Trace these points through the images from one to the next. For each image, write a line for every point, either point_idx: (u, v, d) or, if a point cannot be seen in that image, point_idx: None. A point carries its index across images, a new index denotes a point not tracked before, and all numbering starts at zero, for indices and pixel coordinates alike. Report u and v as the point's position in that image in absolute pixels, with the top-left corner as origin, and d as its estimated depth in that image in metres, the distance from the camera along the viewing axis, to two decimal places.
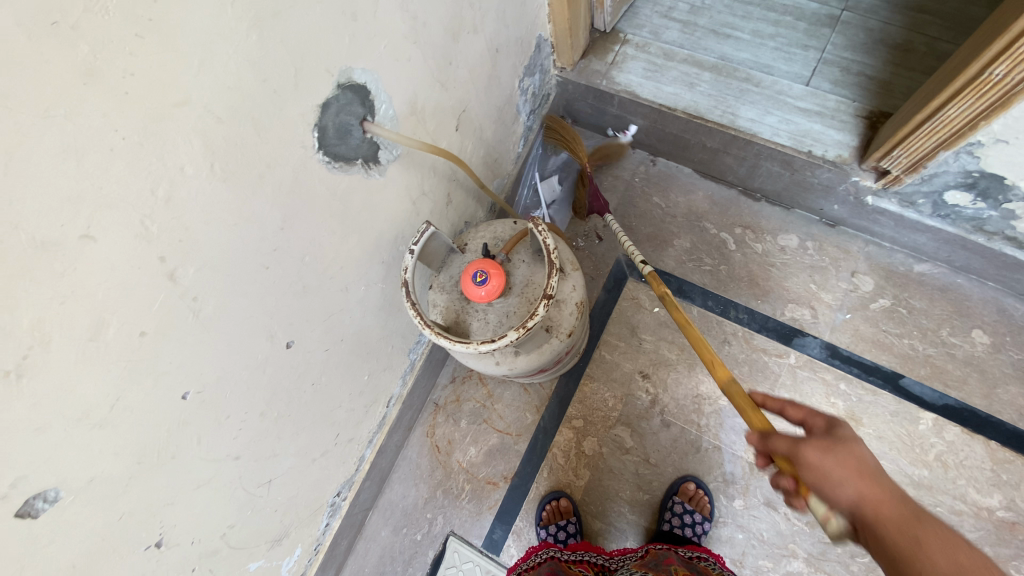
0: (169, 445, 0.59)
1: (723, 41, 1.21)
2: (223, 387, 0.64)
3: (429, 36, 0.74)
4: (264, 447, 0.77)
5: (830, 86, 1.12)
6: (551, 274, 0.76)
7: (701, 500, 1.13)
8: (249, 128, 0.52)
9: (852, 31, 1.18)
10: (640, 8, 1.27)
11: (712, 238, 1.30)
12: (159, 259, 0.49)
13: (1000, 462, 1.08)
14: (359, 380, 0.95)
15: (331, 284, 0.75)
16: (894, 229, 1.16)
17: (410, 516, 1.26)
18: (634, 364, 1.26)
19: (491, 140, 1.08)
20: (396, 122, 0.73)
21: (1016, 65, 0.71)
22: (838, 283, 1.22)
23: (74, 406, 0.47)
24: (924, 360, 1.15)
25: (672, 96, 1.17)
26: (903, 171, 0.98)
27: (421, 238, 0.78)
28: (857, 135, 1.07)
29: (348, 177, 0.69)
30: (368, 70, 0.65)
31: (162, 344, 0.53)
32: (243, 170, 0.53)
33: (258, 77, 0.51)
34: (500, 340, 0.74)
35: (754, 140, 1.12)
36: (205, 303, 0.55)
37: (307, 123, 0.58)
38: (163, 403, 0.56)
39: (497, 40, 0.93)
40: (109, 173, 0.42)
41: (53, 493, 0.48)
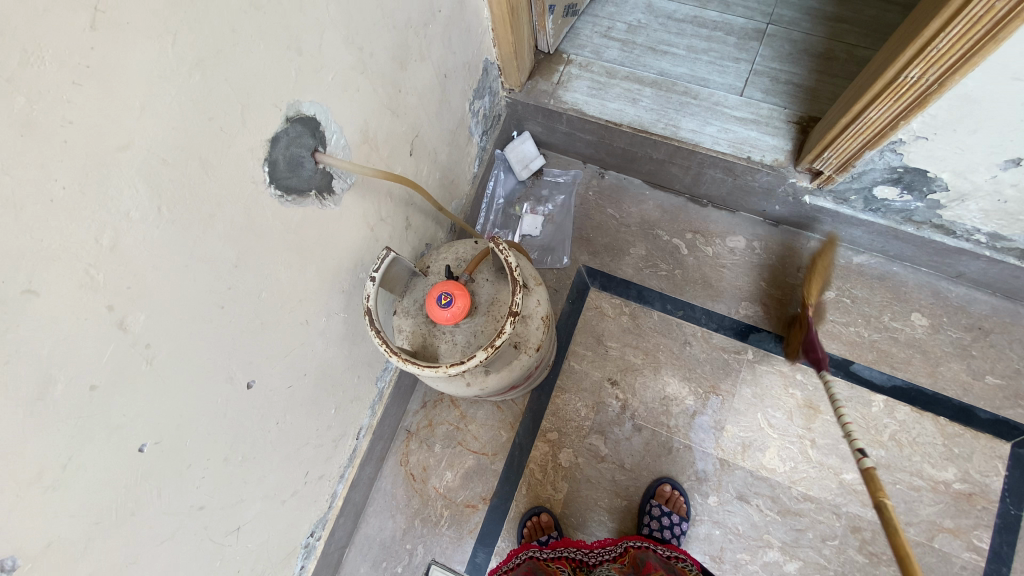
0: (130, 500, 0.56)
1: (661, 57, 1.27)
2: (184, 435, 0.61)
3: (376, 66, 0.75)
4: (231, 494, 0.74)
5: (762, 95, 1.20)
6: (516, 291, 0.77)
7: (677, 501, 1.16)
8: (197, 167, 0.51)
9: (777, 43, 1.27)
10: (581, 28, 1.32)
11: (666, 244, 1.35)
12: (107, 307, 0.47)
13: (949, 436, 1.15)
14: (326, 414, 0.93)
15: (290, 318, 0.73)
16: (831, 224, 1.24)
17: (389, 549, 1.23)
18: (603, 372, 1.28)
19: (446, 163, 1.09)
20: (348, 152, 0.73)
21: (929, 68, 0.76)
22: (786, 280, 1.29)
23: (24, 470, 0.44)
24: (870, 346, 1.23)
25: (617, 112, 1.22)
26: (835, 171, 1.05)
27: (382, 264, 0.78)
28: (790, 140, 1.14)
29: (303, 209, 0.68)
30: (317, 103, 0.65)
31: (115, 396, 0.51)
32: (192, 211, 0.52)
33: (204, 116, 0.50)
34: (469, 361, 0.75)
35: (696, 150, 1.17)
36: (159, 349, 0.53)
37: (256, 158, 0.58)
38: (118, 458, 0.53)
39: (444, 66, 0.95)
40: (49, 224, 0.40)
41: (10, 562, 0.45)
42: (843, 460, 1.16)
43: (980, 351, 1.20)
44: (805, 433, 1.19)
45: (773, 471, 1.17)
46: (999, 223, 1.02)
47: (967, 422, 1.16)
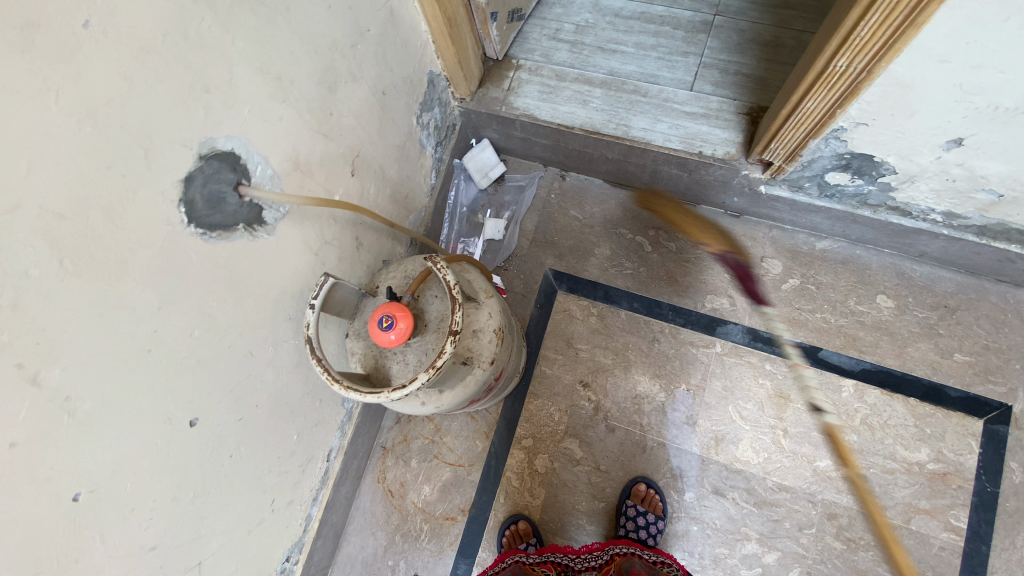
0: (70, 551, 0.56)
1: (610, 56, 1.26)
2: (122, 480, 0.61)
3: (300, 93, 0.74)
4: (188, 530, 0.74)
5: (712, 88, 1.19)
6: (456, 309, 0.77)
7: (653, 499, 1.16)
8: (100, 217, 0.51)
9: (725, 34, 1.26)
10: (529, 32, 1.32)
11: (629, 242, 1.34)
12: (16, 366, 0.47)
13: (921, 416, 1.15)
14: (288, 441, 0.93)
15: (232, 351, 0.73)
16: (791, 212, 1.23)
17: (371, 567, 1.23)
18: (574, 375, 1.28)
19: (396, 179, 1.09)
20: (277, 181, 0.73)
21: (855, 57, 0.77)
22: (750, 270, 1.28)
23: None
24: (837, 331, 1.23)
25: (568, 114, 1.21)
26: (784, 161, 1.05)
27: (321, 290, 0.78)
28: (741, 132, 1.14)
29: (230, 244, 0.68)
30: (234, 137, 0.65)
31: (37, 450, 0.51)
32: (101, 261, 0.52)
33: (104, 165, 0.50)
34: (412, 384, 0.74)
35: (649, 148, 1.17)
36: (81, 400, 0.53)
37: (170, 200, 0.57)
38: (50, 511, 0.53)
39: (382, 83, 0.95)
40: None
41: None
42: (815, 447, 1.16)
43: (947, 329, 1.19)
44: (778, 423, 1.19)
45: (748, 463, 1.17)
46: (951, 202, 1.01)
47: (938, 401, 1.16)
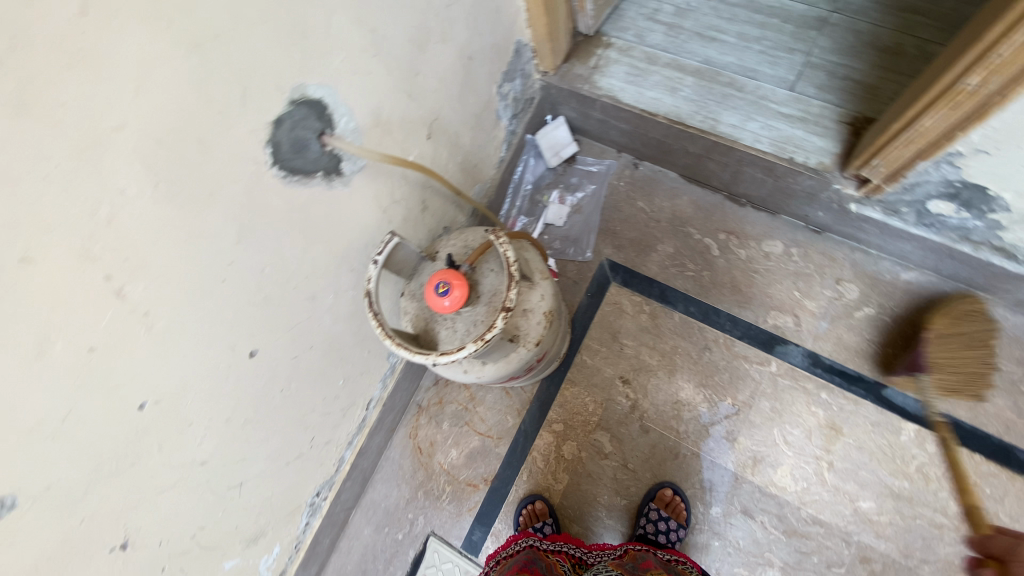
0: (129, 452, 0.61)
1: (708, 44, 1.19)
2: (185, 396, 0.65)
3: (391, 49, 0.74)
4: (234, 451, 0.79)
5: (815, 91, 1.11)
6: (512, 286, 0.77)
7: (677, 506, 1.14)
8: (195, 147, 0.53)
9: (840, 33, 1.17)
10: (625, 10, 1.26)
11: (696, 243, 1.28)
12: (105, 277, 0.50)
13: (983, 475, 1.06)
14: (333, 385, 0.98)
15: (296, 293, 0.77)
16: (880, 236, 1.14)
17: (392, 515, 1.28)
18: (615, 369, 1.26)
19: (468, 147, 1.08)
20: (359, 134, 0.74)
21: (990, 77, 0.69)
22: (822, 291, 1.20)
23: (23, 419, 0.49)
24: (908, 371, 1.14)
25: (654, 101, 1.16)
26: (884, 180, 0.97)
27: (384, 249, 0.80)
28: (840, 142, 1.05)
29: (308, 190, 0.70)
30: (325, 85, 0.66)
31: (113, 357, 0.54)
32: (191, 190, 0.54)
33: (203, 98, 0.52)
34: (460, 352, 0.76)
35: (735, 146, 1.10)
36: (158, 317, 0.57)
37: (259, 140, 0.59)
38: (119, 414, 0.58)
39: (469, 48, 0.93)
40: (44, 198, 0.43)
41: (10, 500, 0.51)
42: (860, 487, 1.10)
43: None
44: (824, 454, 1.13)
45: (784, 489, 1.13)
46: None
47: (1006, 463, 1.06)
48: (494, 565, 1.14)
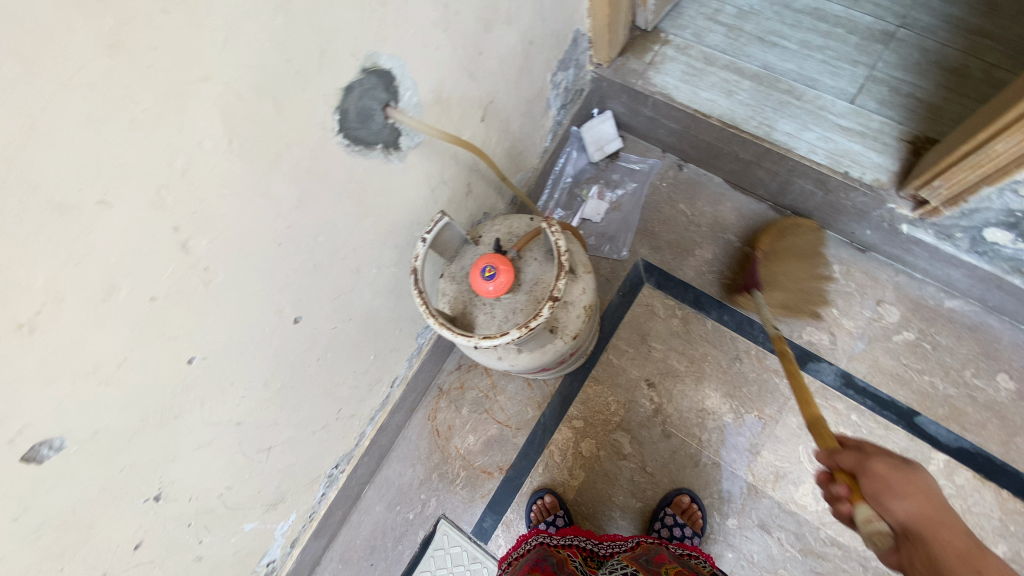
0: (174, 405, 0.62)
1: (769, 49, 1.17)
2: (231, 354, 0.66)
3: (460, 25, 0.73)
4: (268, 415, 0.80)
5: (876, 105, 1.07)
6: (560, 276, 0.76)
7: (693, 514, 1.13)
8: (270, 107, 0.52)
9: (906, 50, 1.12)
10: (686, 8, 1.24)
11: (735, 251, 1.26)
12: (173, 228, 0.50)
13: (1009, 512, 1.04)
14: (364, 359, 0.98)
15: (343, 264, 0.77)
16: (927, 260, 1.11)
17: (404, 494, 1.29)
18: (641, 371, 1.25)
19: (517, 133, 1.07)
20: (420, 109, 0.74)
21: None
22: (861, 311, 1.18)
23: (83, 362, 0.49)
24: (942, 400, 1.11)
25: (709, 102, 1.14)
26: (942, 203, 0.94)
27: (434, 227, 0.80)
28: (898, 160, 1.02)
29: (367, 161, 0.69)
30: (395, 56, 0.65)
31: (172, 309, 0.54)
32: (261, 149, 0.54)
33: (284, 57, 0.51)
34: (502, 337, 0.75)
35: (789, 155, 1.08)
36: (216, 274, 0.57)
37: (328, 105, 0.59)
38: (170, 366, 0.58)
39: (531, 33, 0.92)
40: (129, 143, 0.42)
41: (59, 441, 0.51)
42: None
43: None
44: None
45: (803, 507, 1.11)
46: None
47: None
48: (505, 567, 1.13)
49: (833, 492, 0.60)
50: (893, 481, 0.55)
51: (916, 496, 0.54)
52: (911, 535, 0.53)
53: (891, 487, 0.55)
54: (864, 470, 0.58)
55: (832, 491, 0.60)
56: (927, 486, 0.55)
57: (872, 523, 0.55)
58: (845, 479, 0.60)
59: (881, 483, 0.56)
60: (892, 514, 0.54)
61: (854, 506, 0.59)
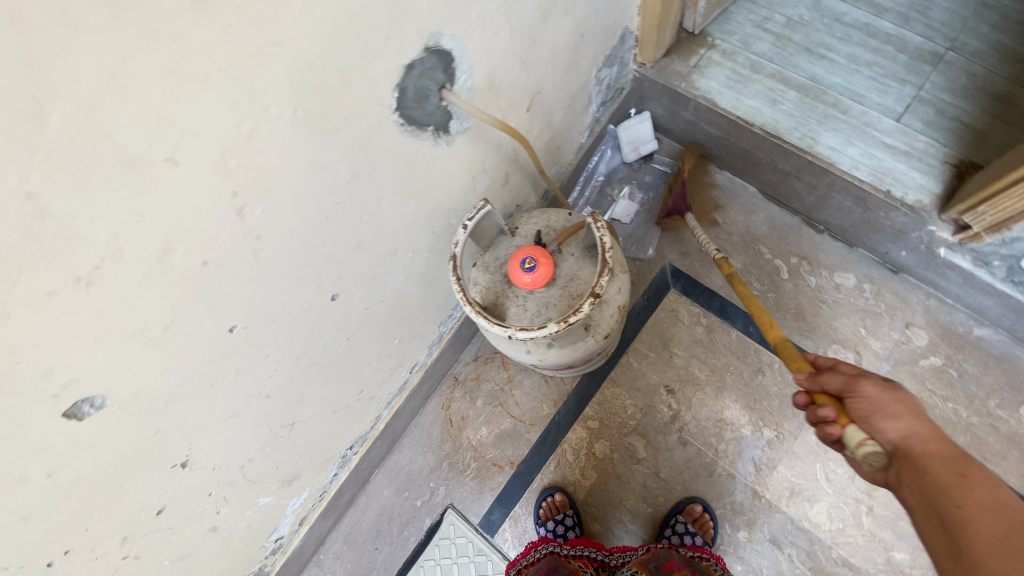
0: (211, 373, 0.61)
1: (816, 61, 1.15)
2: (270, 326, 0.65)
3: (520, 12, 0.72)
4: (296, 391, 0.79)
5: (922, 126, 1.06)
6: (602, 274, 0.75)
7: (705, 523, 1.12)
8: (336, 79, 0.52)
9: (955, 73, 1.10)
10: (734, 13, 1.22)
11: (765, 262, 1.24)
12: (232, 193, 0.49)
13: None
14: (390, 343, 0.97)
15: (383, 244, 0.76)
16: (961, 287, 1.09)
17: (414, 481, 1.28)
18: (661, 377, 1.24)
19: (558, 127, 1.06)
20: (472, 94, 0.73)
21: None
22: (889, 333, 1.16)
23: (133, 322, 0.48)
24: (964, 428, 1.08)
25: (752, 110, 1.13)
26: (985, 230, 0.93)
27: (476, 215, 0.79)
28: (942, 183, 1.00)
29: (418, 142, 0.69)
30: (457, 38, 0.64)
31: (222, 275, 0.54)
32: (323, 120, 0.53)
33: (355, 29, 0.50)
34: (538, 330, 0.75)
35: (830, 169, 1.07)
36: (266, 243, 0.56)
37: (389, 82, 0.58)
38: (213, 333, 0.58)
39: (583, 26, 0.91)
40: (202, 102, 0.42)
41: (100, 400, 0.51)
42: (897, 537, 1.07)
43: None
44: (865, 498, 1.10)
45: (817, 526, 1.10)
46: None
47: None
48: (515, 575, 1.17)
49: (821, 416, 0.61)
50: (882, 402, 0.58)
51: (905, 415, 0.57)
52: (902, 450, 0.55)
53: (880, 407, 0.58)
54: (852, 393, 0.61)
55: (819, 415, 0.61)
56: (912, 404, 0.58)
57: (865, 444, 0.57)
58: (830, 402, 0.62)
59: (872, 406, 0.59)
60: (884, 434, 0.57)
61: (842, 428, 0.60)
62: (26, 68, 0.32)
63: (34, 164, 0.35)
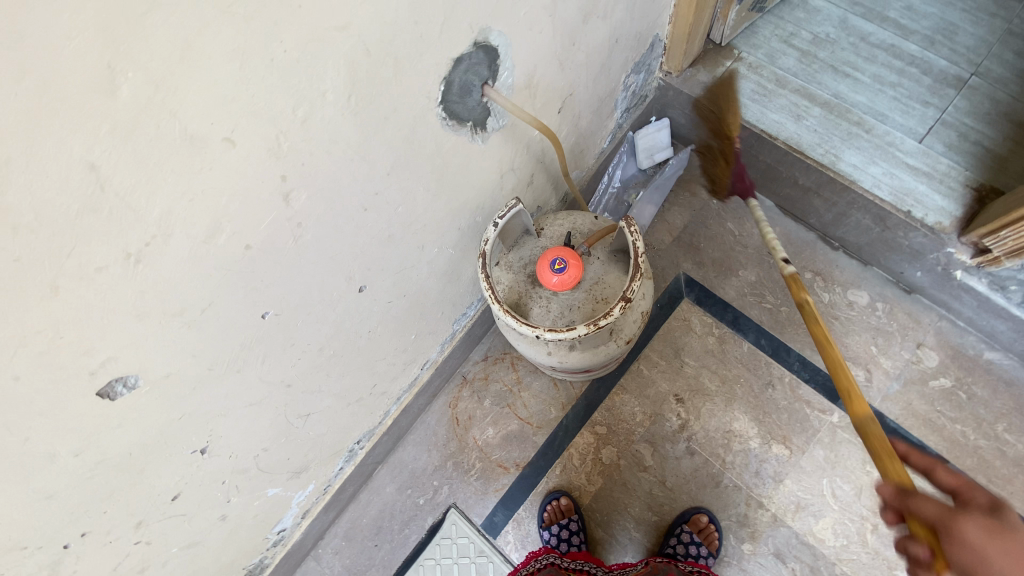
0: (238, 358, 0.60)
1: (841, 79, 1.16)
2: (299, 314, 0.64)
3: (563, 13, 0.72)
4: (314, 381, 0.78)
5: (944, 148, 1.07)
6: (633, 279, 0.75)
7: (710, 534, 1.12)
8: (390, 68, 0.51)
9: (977, 98, 1.11)
10: (761, 27, 1.23)
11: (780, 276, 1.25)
12: (281, 177, 0.48)
13: None
14: (406, 338, 0.97)
15: (412, 238, 0.75)
16: (974, 310, 1.09)
17: (417, 479, 1.27)
18: (670, 386, 1.24)
19: (584, 130, 1.06)
20: (511, 92, 0.73)
21: None
22: (900, 352, 1.16)
23: (173, 302, 0.48)
24: (971, 450, 1.09)
25: (776, 124, 1.13)
26: (1005, 254, 0.94)
27: (507, 213, 0.79)
28: (963, 206, 1.01)
29: (456, 138, 0.68)
30: (504, 35, 0.64)
31: (260, 260, 0.53)
32: (374, 109, 0.53)
33: (413, 18, 0.50)
34: (567, 332, 0.74)
35: (852, 187, 1.07)
36: (306, 230, 0.56)
37: (438, 75, 0.58)
38: (246, 318, 0.57)
39: (619, 31, 0.91)
40: (264, 83, 0.41)
41: (133, 380, 0.50)
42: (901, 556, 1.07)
43: None
44: (869, 516, 1.10)
45: (821, 541, 1.10)
46: None
47: None
48: None
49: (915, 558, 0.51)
50: (992, 555, 0.48)
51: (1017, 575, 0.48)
52: None
53: (992, 564, 0.48)
54: (956, 537, 0.49)
55: (912, 553, 0.52)
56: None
57: None
58: (926, 537, 0.52)
59: (979, 557, 0.48)
60: None
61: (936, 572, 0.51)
62: (106, 37, 0.31)
63: (101, 135, 0.34)
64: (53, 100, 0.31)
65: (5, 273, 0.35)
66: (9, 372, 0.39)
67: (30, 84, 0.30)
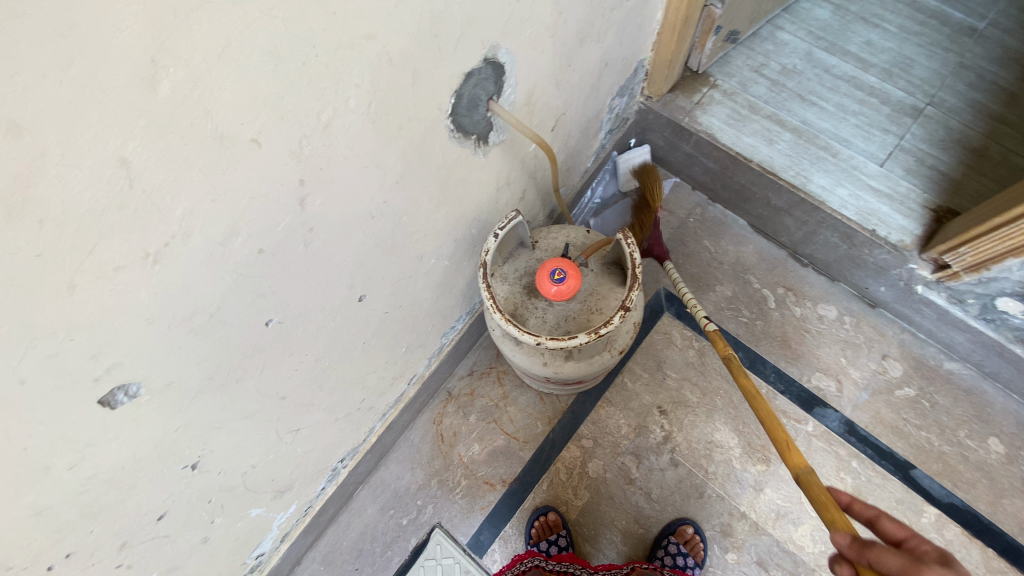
0: (238, 368, 0.58)
1: (808, 107, 1.24)
2: (302, 322, 0.63)
3: (564, 35, 0.76)
4: (308, 394, 0.76)
5: (903, 172, 1.16)
6: (631, 288, 0.77)
7: (696, 545, 1.13)
8: (409, 77, 0.52)
9: (932, 126, 1.21)
10: (734, 57, 1.31)
11: (754, 291, 1.30)
12: (299, 181, 0.48)
13: (993, 570, 1.08)
14: (397, 351, 0.95)
15: (412, 249, 0.76)
16: (934, 322, 1.17)
17: (400, 499, 1.23)
18: (654, 398, 1.26)
19: (572, 148, 1.09)
20: (513, 108, 0.75)
21: None
22: (867, 363, 1.23)
23: (183, 307, 0.46)
24: (937, 456, 1.15)
25: (750, 146, 1.20)
26: (963, 269, 1.01)
27: (507, 224, 0.81)
28: (922, 225, 1.10)
29: (461, 150, 0.70)
30: (511, 52, 0.66)
31: (270, 265, 0.52)
32: (392, 118, 0.54)
33: (434, 31, 0.52)
34: (567, 341, 0.75)
35: (822, 207, 1.15)
36: (317, 236, 0.55)
37: (450, 88, 0.59)
38: (251, 325, 0.56)
39: (608, 55, 0.96)
40: (293, 87, 0.42)
41: (134, 389, 0.47)
42: None
43: None
44: None
45: (801, 548, 1.14)
46: None
47: (1018, 564, 1.08)
48: None
49: None
50: None
51: None
52: None
53: None
54: None
55: None
56: None
57: None
58: None
59: None
60: None
61: None
62: (153, 32, 0.31)
63: (136, 130, 0.34)
64: (95, 92, 0.31)
65: (26, 269, 0.34)
66: (15, 374, 0.37)
67: (75, 74, 0.30)
